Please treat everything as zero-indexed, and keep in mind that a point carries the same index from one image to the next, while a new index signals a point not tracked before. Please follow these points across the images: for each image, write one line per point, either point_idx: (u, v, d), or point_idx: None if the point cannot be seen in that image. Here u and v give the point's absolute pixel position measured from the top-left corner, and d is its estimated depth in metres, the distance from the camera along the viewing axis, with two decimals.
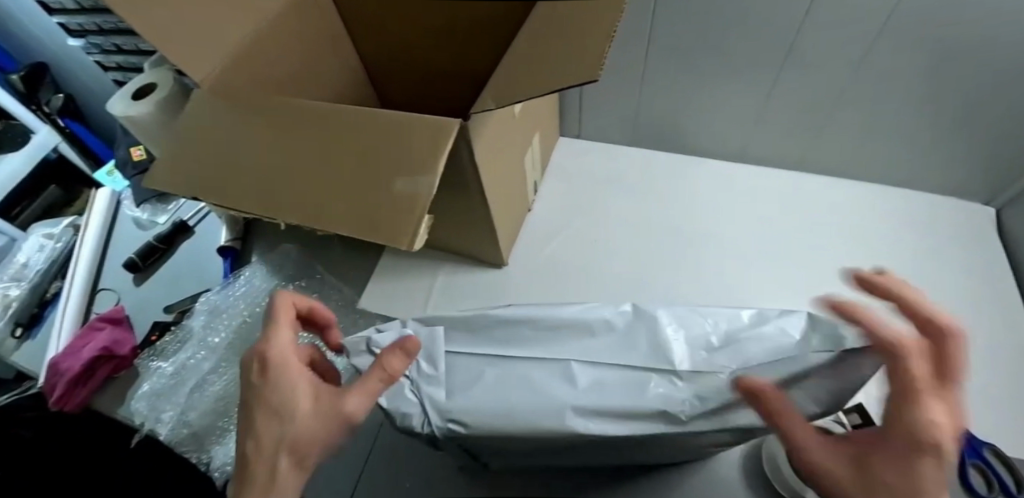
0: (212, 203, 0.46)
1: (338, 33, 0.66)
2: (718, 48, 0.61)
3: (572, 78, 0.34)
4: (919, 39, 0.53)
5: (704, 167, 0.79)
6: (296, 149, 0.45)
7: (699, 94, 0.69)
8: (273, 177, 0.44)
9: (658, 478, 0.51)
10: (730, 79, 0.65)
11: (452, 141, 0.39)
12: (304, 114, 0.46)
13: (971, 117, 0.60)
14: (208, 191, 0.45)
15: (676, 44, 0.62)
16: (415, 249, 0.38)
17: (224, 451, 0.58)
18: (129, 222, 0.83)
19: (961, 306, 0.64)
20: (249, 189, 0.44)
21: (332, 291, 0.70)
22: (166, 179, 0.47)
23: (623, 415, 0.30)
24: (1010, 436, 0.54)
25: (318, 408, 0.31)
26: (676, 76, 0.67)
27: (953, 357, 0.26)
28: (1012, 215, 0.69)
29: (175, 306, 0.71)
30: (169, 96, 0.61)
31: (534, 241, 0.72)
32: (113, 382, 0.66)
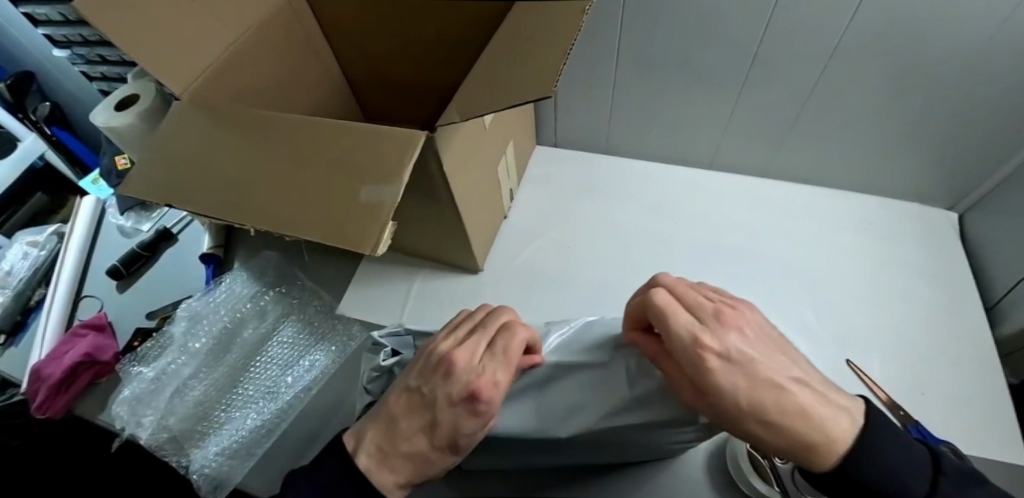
0: (184, 209, 0.44)
1: (318, 40, 0.66)
2: (698, 62, 0.63)
3: (530, 94, 0.33)
4: (893, 53, 0.55)
5: (681, 173, 0.81)
6: (267, 159, 0.44)
7: (682, 105, 0.71)
8: (248, 183, 0.43)
9: (631, 475, 0.51)
10: (712, 90, 0.67)
11: (418, 150, 0.40)
12: (280, 122, 0.46)
13: (942, 125, 0.63)
14: (180, 197, 0.44)
15: (661, 56, 0.64)
16: (380, 254, 0.37)
17: (204, 455, 0.55)
18: (114, 230, 0.79)
19: (922, 303, 0.67)
20: (222, 195, 0.43)
21: (312, 298, 0.68)
22: (141, 186, 0.46)
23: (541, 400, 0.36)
24: (974, 428, 0.57)
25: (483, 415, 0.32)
26: (658, 87, 0.69)
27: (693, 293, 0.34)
28: (974, 219, 0.72)
29: (158, 311, 0.68)
30: (151, 105, 0.59)
31: (511, 247, 0.72)
32: (96, 389, 0.63)
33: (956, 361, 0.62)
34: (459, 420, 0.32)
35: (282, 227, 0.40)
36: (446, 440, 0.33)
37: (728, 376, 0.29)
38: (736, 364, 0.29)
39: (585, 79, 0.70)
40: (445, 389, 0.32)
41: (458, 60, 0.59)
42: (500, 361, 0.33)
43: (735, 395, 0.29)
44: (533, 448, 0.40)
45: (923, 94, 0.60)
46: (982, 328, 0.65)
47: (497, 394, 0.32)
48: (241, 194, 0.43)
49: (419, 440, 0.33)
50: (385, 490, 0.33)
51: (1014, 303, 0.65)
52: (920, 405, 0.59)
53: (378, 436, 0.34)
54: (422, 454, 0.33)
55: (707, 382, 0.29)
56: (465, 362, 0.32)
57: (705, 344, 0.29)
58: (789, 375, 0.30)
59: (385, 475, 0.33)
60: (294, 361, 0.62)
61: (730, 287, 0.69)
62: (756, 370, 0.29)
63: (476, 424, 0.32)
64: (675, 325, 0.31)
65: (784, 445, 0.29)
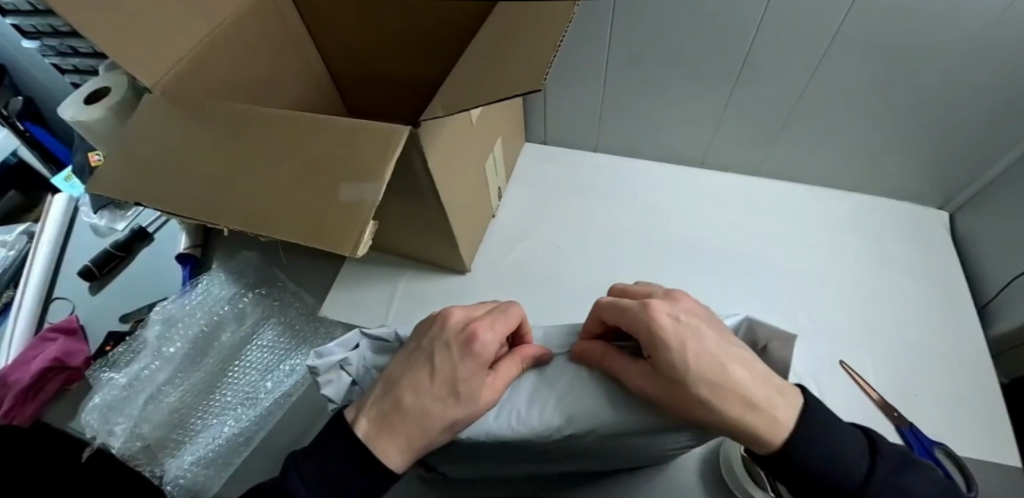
0: (154, 208, 0.41)
1: (299, 33, 0.63)
2: (690, 59, 0.62)
3: (517, 89, 0.31)
4: (887, 52, 0.55)
5: (670, 173, 0.80)
6: (241, 155, 0.42)
7: (673, 104, 0.70)
8: (222, 181, 0.41)
9: (622, 481, 0.49)
10: (704, 87, 0.66)
11: (401, 147, 0.38)
12: (258, 118, 0.44)
13: (936, 123, 0.63)
14: (150, 196, 0.41)
15: (654, 51, 0.62)
16: (359, 256, 0.35)
17: (178, 464, 0.54)
18: (86, 229, 0.76)
19: (915, 303, 0.67)
20: (194, 194, 0.41)
21: (294, 300, 0.65)
22: (109, 184, 0.43)
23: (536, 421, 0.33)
24: (969, 429, 0.56)
25: (481, 360, 0.31)
26: (650, 85, 0.68)
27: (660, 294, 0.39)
28: (965, 220, 0.72)
29: (132, 314, 0.66)
30: (124, 99, 0.56)
31: (498, 247, 0.71)
32: (66, 395, 0.60)
33: (950, 362, 0.62)
34: (458, 362, 0.31)
35: (257, 228, 0.38)
36: (445, 389, 0.30)
37: (676, 340, 0.29)
38: (685, 329, 0.30)
39: (574, 76, 0.69)
40: (443, 333, 0.32)
41: (443, 54, 0.56)
42: (496, 316, 0.34)
43: (682, 355, 0.29)
44: (521, 457, 0.38)
45: (919, 93, 0.59)
46: (973, 327, 0.65)
47: (491, 341, 0.32)
48: (214, 192, 0.41)
49: (423, 393, 0.30)
50: (389, 451, 0.30)
51: (1006, 302, 0.65)
52: (912, 408, 0.58)
53: (382, 396, 0.31)
54: (424, 410, 0.30)
55: (656, 345, 0.30)
56: (460, 314, 0.34)
57: (675, 300, 0.33)
58: (732, 354, 0.30)
59: (388, 436, 0.30)
60: (274, 365, 0.61)
61: (721, 288, 0.68)
62: (706, 339, 0.30)
63: (474, 368, 0.31)
64: (651, 294, 0.35)
65: (729, 423, 0.28)
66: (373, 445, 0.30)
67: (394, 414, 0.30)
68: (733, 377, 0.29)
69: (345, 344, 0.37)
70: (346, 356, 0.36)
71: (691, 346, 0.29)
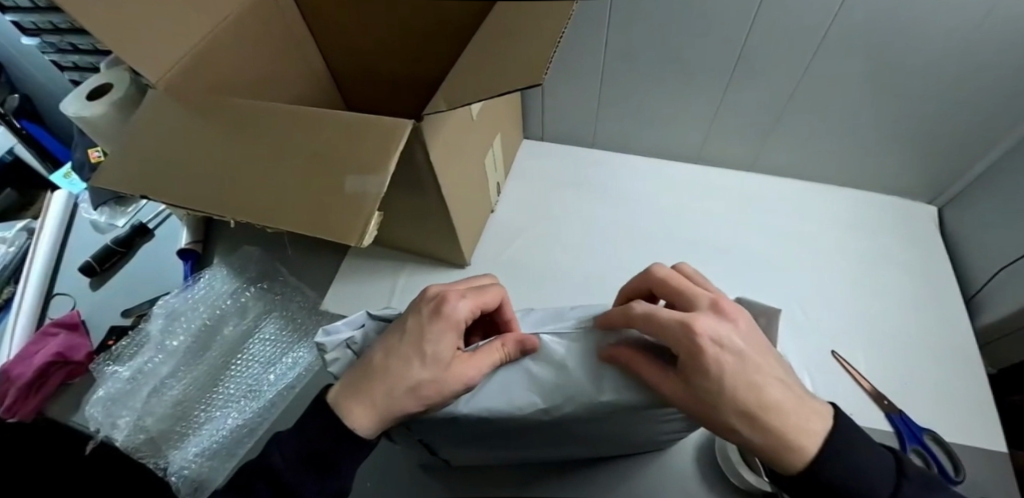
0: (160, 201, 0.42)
1: (301, 30, 0.64)
2: (685, 57, 0.63)
3: (519, 83, 0.32)
4: (876, 50, 0.56)
5: (665, 168, 0.82)
6: (247, 148, 0.42)
7: (669, 101, 0.71)
8: (227, 174, 0.42)
9: (619, 467, 0.50)
10: (699, 84, 0.67)
11: (404, 140, 0.39)
12: (262, 112, 0.45)
13: (925, 120, 0.64)
14: (155, 189, 0.42)
15: (649, 50, 0.63)
16: (364, 246, 0.36)
17: (182, 456, 0.55)
18: (86, 226, 0.76)
19: (905, 295, 0.69)
20: (200, 187, 0.41)
21: (294, 294, 0.66)
22: (114, 177, 0.44)
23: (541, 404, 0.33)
24: (957, 416, 0.58)
25: (450, 327, 0.33)
26: (645, 83, 0.69)
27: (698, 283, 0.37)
28: (953, 214, 0.74)
29: (133, 309, 0.66)
30: (126, 95, 0.57)
31: (497, 242, 0.72)
32: (68, 389, 0.60)
33: (939, 352, 0.63)
34: (424, 324, 0.33)
35: (262, 219, 0.39)
36: (411, 353, 0.32)
37: (716, 364, 0.28)
38: (725, 353, 0.29)
39: (572, 73, 0.70)
40: (418, 301, 0.34)
41: (443, 51, 0.57)
42: (475, 292, 0.35)
43: (719, 381, 0.29)
44: (522, 441, 0.39)
45: (907, 90, 0.61)
46: (961, 318, 0.66)
47: (460, 308, 0.33)
48: (220, 184, 0.41)
49: (390, 352, 0.32)
50: (355, 409, 0.32)
51: (992, 294, 0.66)
52: (903, 398, 0.60)
53: (358, 360, 0.34)
54: (389, 369, 0.32)
55: (694, 365, 0.29)
56: (439, 288, 0.35)
57: (722, 311, 0.31)
58: (767, 374, 0.30)
59: (355, 395, 0.32)
60: (276, 358, 0.61)
61: (716, 281, 0.69)
62: (745, 360, 0.29)
63: (441, 331, 0.32)
64: (695, 295, 0.33)
65: (750, 437, 0.30)
66: (343, 403, 0.32)
67: (363, 372, 0.32)
68: (764, 396, 0.29)
69: (351, 323, 0.37)
70: (350, 336, 0.36)
71: (729, 367, 0.29)
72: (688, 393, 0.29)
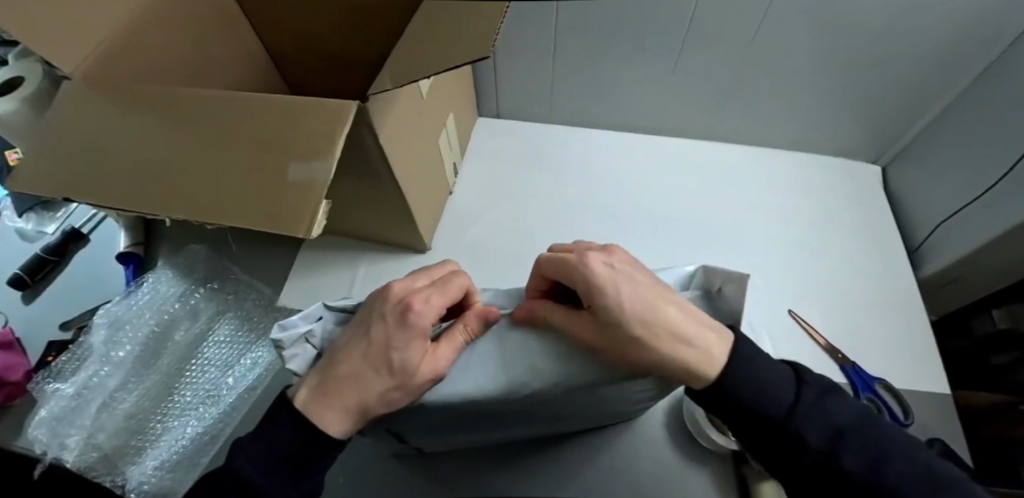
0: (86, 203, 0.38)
1: (230, 9, 0.60)
2: (637, 28, 0.63)
3: (468, 56, 0.31)
4: (820, 15, 0.57)
5: (622, 141, 0.82)
6: (179, 140, 0.39)
7: (624, 74, 0.71)
8: (160, 169, 0.39)
9: (592, 438, 0.51)
10: (653, 56, 0.67)
11: (350, 122, 0.37)
12: (194, 101, 0.41)
13: (868, 82, 0.66)
14: (80, 190, 0.38)
15: (601, 22, 0.62)
16: (314, 236, 0.34)
17: (141, 470, 0.52)
18: (10, 235, 0.70)
19: (855, 253, 0.72)
20: (130, 184, 0.38)
21: (249, 292, 0.65)
22: (31, 179, 0.40)
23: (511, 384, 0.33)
24: (904, 363, 0.62)
25: (417, 333, 0.31)
26: (600, 55, 0.68)
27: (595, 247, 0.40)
28: (896, 172, 0.78)
29: (73, 321, 0.61)
30: (37, 89, 0.52)
31: (459, 225, 0.71)
32: (6, 413, 0.56)
33: (887, 305, 0.67)
34: (391, 334, 0.31)
35: (202, 215, 0.36)
36: (379, 362, 0.30)
37: (608, 282, 0.31)
38: (618, 274, 0.31)
39: (524, 47, 0.68)
40: (381, 305, 0.32)
41: (388, 26, 0.54)
42: (438, 288, 0.33)
43: (616, 299, 0.30)
44: (493, 424, 0.39)
45: (850, 54, 0.62)
46: (906, 272, 0.70)
47: (427, 312, 0.31)
48: (151, 180, 0.38)
49: (357, 363, 0.31)
50: (329, 420, 0.31)
51: (934, 246, 0.70)
52: (856, 349, 0.63)
53: (323, 367, 0.32)
54: (359, 379, 0.30)
55: (590, 292, 0.31)
56: (401, 287, 0.33)
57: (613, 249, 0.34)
58: (664, 297, 0.31)
59: (325, 405, 0.31)
60: (234, 359, 0.59)
61: (677, 251, 0.70)
62: (636, 282, 0.31)
63: (408, 340, 0.30)
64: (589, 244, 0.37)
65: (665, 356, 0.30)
66: (312, 411, 0.31)
67: (330, 382, 0.31)
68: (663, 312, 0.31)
69: (308, 316, 0.35)
70: (310, 329, 0.34)
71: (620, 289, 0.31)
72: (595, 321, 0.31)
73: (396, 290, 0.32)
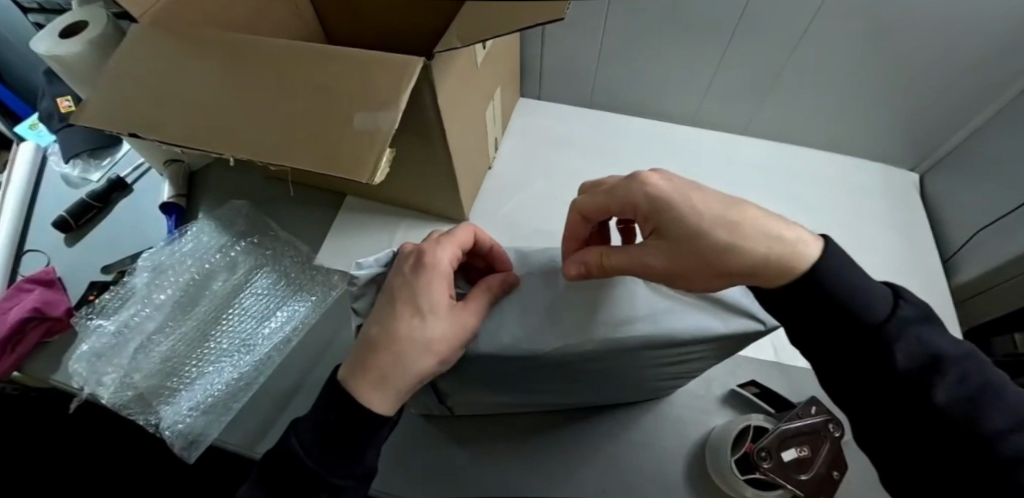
0: (403, 196, 0.52)
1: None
2: (970, 55, 0.46)
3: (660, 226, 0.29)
4: None
5: (902, 178, 0.62)
6: (466, 153, 0.47)
7: (932, 108, 0.54)
8: (450, 182, 0.47)
9: None
10: (988, 92, 0.49)
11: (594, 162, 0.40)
12: (474, 113, 0.46)
13: None
14: (399, 191, 0.51)
15: (920, 46, 0.47)
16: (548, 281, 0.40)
17: None
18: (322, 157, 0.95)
19: None
20: (429, 186, 0.48)
21: None
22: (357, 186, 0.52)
23: (705, 300, 0.28)
24: None
25: (435, 324, 0.25)
26: (901, 84, 0.52)
27: (433, 287, 0.26)
28: None
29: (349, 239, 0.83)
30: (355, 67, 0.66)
31: None
32: None
33: None
34: (422, 286, 0.26)
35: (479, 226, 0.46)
36: (402, 298, 0.26)
37: (422, 280, 0.26)
38: (421, 276, 0.26)
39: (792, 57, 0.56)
40: (427, 302, 0.26)
41: (643, 37, 0.52)
42: (429, 274, 0.26)
43: (422, 290, 0.26)
44: (656, 483, 0.41)
45: None
46: None
47: (437, 256, 0.27)
48: (444, 184, 0.47)
49: (419, 304, 0.26)
50: (388, 363, 0.25)
51: None
52: None
53: (399, 290, 0.26)
54: (433, 295, 0.26)
55: (413, 290, 0.26)
56: (426, 263, 0.26)
57: (438, 273, 0.26)
58: (437, 280, 0.26)
59: (361, 369, 0.25)
60: None
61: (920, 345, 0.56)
62: (432, 278, 0.26)
63: (434, 294, 0.26)
64: (432, 300, 0.26)
65: (436, 299, 0.26)
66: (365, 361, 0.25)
67: (401, 295, 0.26)
68: (429, 302, 0.26)
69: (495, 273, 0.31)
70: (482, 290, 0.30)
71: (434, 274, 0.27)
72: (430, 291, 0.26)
73: (429, 305, 0.26)
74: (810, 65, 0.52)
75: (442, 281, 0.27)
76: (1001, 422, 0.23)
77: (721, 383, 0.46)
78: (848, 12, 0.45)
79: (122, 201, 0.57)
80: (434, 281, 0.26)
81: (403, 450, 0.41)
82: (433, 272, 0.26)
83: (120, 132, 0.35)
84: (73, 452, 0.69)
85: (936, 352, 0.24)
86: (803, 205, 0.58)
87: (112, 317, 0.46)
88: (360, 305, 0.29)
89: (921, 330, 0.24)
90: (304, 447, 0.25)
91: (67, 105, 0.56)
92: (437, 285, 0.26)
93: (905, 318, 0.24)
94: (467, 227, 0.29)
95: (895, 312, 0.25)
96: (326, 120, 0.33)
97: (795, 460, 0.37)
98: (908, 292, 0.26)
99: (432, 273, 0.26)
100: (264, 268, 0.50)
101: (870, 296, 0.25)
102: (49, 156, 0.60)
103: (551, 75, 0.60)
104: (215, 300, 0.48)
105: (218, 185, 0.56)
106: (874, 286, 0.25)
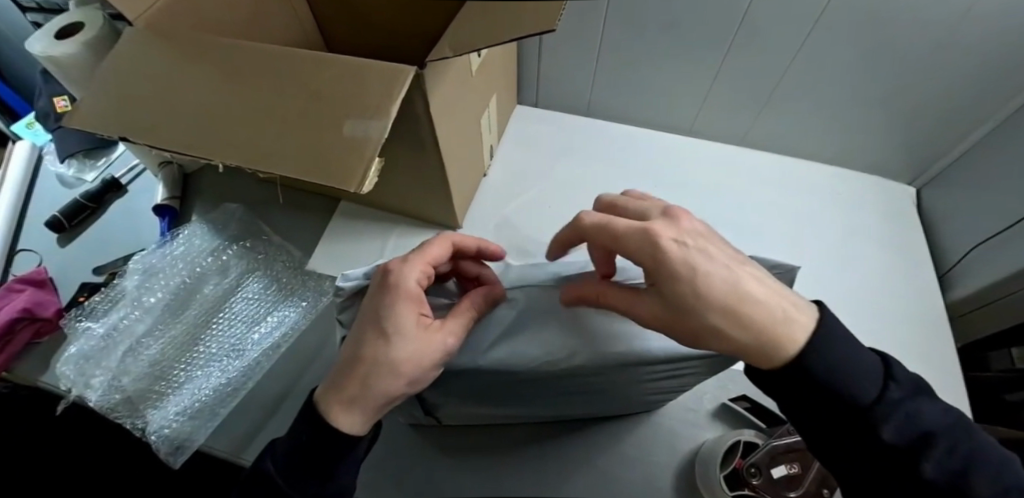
0: (396, 202, 0.52)
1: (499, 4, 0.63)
2: (967, 70, 0.46)
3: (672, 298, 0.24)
4: None
5: (899, 191, 0.62)
6: (460, 160, 0.47)
7: (929, 122, 0.53)
8: (443, 190, 0.47)
9: None
10: (985, 107, 0.49)
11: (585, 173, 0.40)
12: (468, 120, 0.46)
13: None
14: (394, 197, 0.51)
15: (917, 60, 0.47)
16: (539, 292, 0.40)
17: None
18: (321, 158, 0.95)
19: None
20: (422, 194, 0.48)
21: None
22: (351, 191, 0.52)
23: None
24: None
25: (403, 346, 0.24)
26: (899, 97, 0.52)
27: (401, 308, 0.25)
28: None
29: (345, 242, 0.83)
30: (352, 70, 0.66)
31: None
32: None
33: None
34: (392, 305, 0.25)
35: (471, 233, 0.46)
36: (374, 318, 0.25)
37: (390, 300, 0.25)
38: (390, 296, 0.25)
39: None
40: (395, 322, 0.24)
41: (640, 46, 0.52)
42: (398, 295, 0.25)
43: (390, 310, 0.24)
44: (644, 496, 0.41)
45: None
46: None
47: (406, 274, 0.25)
48: (438, 192, 0.47)
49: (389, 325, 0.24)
50: (355, 381, 0.24)
51: None
52: None
53: (371, 309, 0.25)
54: (401, 316, 0.24)
55: (382, 311, 0.25)
56: (394, 283, 0.25)
57: (406, 294, 0.25)
58: (406, 300, 0.25)
59: (336, 384, 0.25)
60: None
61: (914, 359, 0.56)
62: (401, 298, 0.25)
63: (404, 316, 0.24)
64: (400, 323, 0.24)
65: (405, 320, 0.24)
66: (342, 376, 0.25)
67: (372, 314, 0.25)
68: (397, 325, 0.24)
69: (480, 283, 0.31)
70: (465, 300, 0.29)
71: (403, 294, 0.25)
72: (400, 312, 0.24)
73: (398, 327, 0.24)
74: (808, 77, 0.52)
75: (411, 301, 0.25)
76: (992, 496, 0.22)
77: (714, 396, 0.46)
78: (846, 25, 0.45)
79: (116, 202, 0.57)
80: (402, 301, 0.25)
81: (390, 459, 0.41)
82: (401, 292, 0.25)
83: (110, 135, 0.35)
84: (66, 451, 0.69)
85: (926, 429, 0.22)
86: (799, 218, 0.58)
87: (100, 320, 0.45)
88: (346, 316, 0.29)
89: (913, 405, 0.23)
90: (278, 468, 0.25)
91: (63, 105, 0.56)
92: (405, 306, 0.25)
93: (897, 395, 0.23)
94: (440, 244, 0.29)
95: (886, 389, 0.23)
96: (316, 127, 0.33)
97: (785, 478, 0.36)
98: (898, 362, 0.24)
99: (399, 293, 0.25)
100: (255, 272, 0.50)
101: (862, 377, 0.23)
102: (44, 155, 0.60)
103: (548, 83, 0.60)
104: (205, 304, 0.48)
105: (212, 188, 0.56)
106: (865, 361, 0.23)
